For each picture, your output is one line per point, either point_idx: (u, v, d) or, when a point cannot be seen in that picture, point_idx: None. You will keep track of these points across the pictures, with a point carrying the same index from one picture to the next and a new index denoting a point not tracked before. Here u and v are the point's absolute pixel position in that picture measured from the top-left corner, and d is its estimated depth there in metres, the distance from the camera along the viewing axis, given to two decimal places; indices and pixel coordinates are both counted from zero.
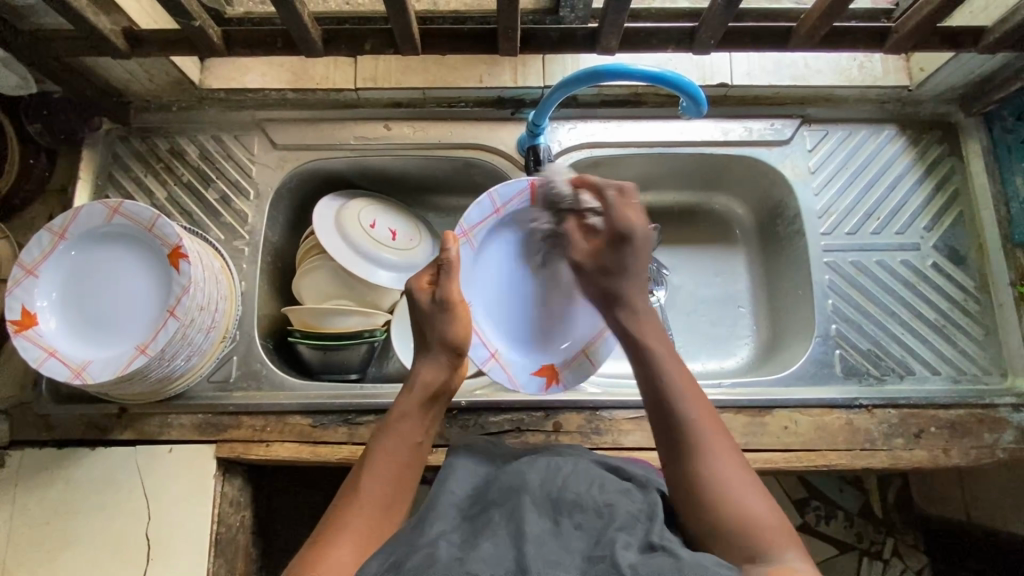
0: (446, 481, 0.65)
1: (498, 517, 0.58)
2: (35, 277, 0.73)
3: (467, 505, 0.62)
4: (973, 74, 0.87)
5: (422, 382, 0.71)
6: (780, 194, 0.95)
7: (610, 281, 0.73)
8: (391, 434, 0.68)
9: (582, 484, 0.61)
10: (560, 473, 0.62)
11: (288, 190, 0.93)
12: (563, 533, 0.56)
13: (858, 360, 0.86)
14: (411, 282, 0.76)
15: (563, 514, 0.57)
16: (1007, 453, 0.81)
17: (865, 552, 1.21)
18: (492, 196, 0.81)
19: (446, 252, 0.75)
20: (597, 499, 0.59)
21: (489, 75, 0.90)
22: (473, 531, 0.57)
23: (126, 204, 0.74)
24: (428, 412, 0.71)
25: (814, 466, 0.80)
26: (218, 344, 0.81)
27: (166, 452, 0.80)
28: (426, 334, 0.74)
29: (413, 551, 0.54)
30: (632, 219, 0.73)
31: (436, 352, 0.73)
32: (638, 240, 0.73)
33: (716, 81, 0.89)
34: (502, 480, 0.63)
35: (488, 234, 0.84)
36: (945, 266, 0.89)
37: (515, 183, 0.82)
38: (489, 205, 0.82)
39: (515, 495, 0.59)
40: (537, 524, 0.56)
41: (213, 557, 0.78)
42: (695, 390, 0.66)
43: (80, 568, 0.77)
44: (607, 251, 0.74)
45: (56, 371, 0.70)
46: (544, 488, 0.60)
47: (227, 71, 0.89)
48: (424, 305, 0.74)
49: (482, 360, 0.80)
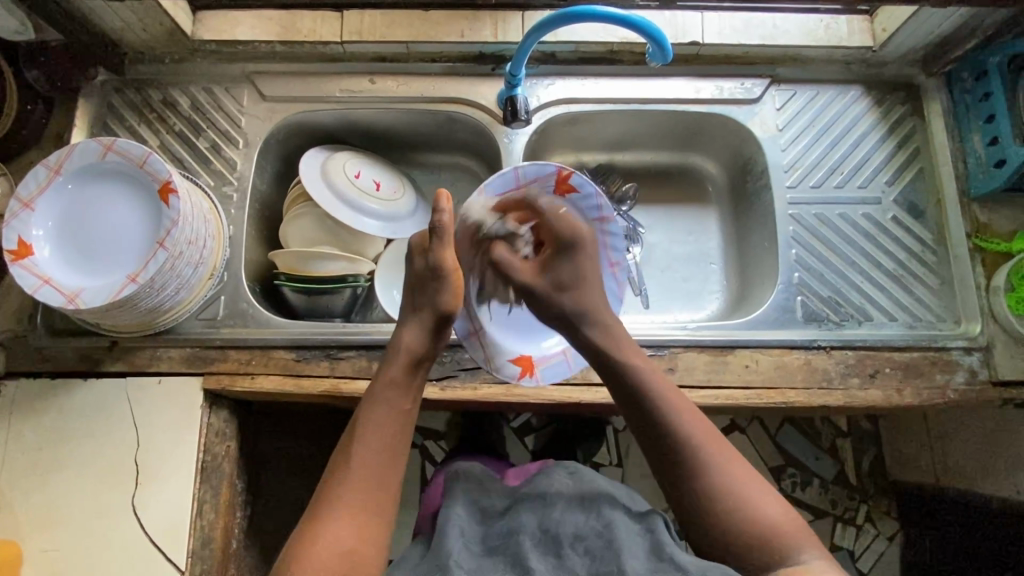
0: (453, 506, 0.73)
1: (506, 556, 0.65)
2: (30, 210, 0.77)
3: (473, 536, 0.69)
4: (933, 34, 0.90)
5: (405, 349, 0.72)
6: (750, 150, 0.99)
7: (572, 295, 0.75)
8: (379, 403, 0.69)
9: (578, 517, 0.68)
10: (552, 509, 0.69)
11: (277, 141, 0.97)
12: (568, 563, 0.63)
13: (819, 305, 0.90)
14: (413, 241, 0.76)
15: (564, 546, 0.65)
16: (957, 393, 0.85)
17: (838, 518, 1.25)
18: (517, 171, 0.76)
19: (439, 215, 0.71)
20: (596, 525, 0.66)
21: (470, 30, 0.93)
22: (485, 568, 0.64)
23: (118, 142, 0.78)
24: (412, 380, 0.71)
25: (774, 403, 0.84)
26: (206, 282, 0.85)
27: (155, 383, 0.84)
28: (418, 295, 0.74)
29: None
30: (574, 224, 0.76)
31: (423, 319, 0.73)
32: (583, 246, 0.76)
33: (687, 39, 0.93)
34: (501, 524, 0.70)
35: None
36: (905, 219, 0.93)
37: (542, 166, 0.76)
38: (510, 178, 0.76)
39: (516, 537, 0.66)
40: (543, 562, 0.63)
41: (199, 484, 0.82)
42: (688, 407, 0.69)
43: (72, 491, 0.81)
44: (558, 263, 0.76)
45: (50, 297, 0.74)
46: (541, 525, 0.67)
47: (218, 24, 0.93)
48: (417, 266, 0.74)
49: (463, 333, 0.82)
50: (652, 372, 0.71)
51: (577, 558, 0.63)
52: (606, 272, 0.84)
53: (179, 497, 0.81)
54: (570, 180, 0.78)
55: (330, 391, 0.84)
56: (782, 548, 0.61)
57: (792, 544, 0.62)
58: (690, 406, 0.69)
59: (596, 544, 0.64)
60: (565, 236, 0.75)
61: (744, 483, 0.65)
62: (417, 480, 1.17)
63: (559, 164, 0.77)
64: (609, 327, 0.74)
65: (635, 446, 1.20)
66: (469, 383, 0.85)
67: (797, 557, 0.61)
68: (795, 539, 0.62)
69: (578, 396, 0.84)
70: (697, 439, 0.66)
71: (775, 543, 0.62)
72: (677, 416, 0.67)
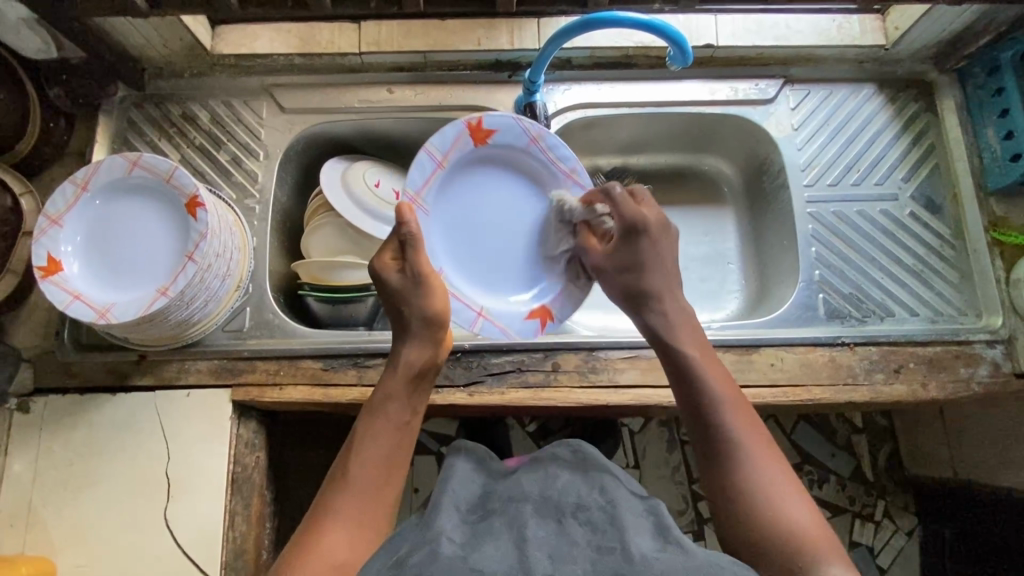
0: (447, 482, 0.68)
1: (503, 522, 0.58)
2: (59, 226, 0.77)
3: (468, 508, 0.64)
4: (944, 32, 0.92)
5: (405, 362, 0.71)
6: (766, 150, 1.00)
7: (629, 276, 0.75)
8: (378, 414, 0.68)
9: (581, 487, 0.62)
10: (555, 480, 0.63)
11: (296, 152, 0.98)
12: (567, 530, 0.57)
13: (841, 302, 0.90)
14: (376, 261, 0.73)
15: (566, 514, 0.59)
16: (981, 386, 0.86)
17: (857, 514, 1.24)
18: (430, 150, 0.80)
19: (406, 226, 0.71)
20: (598, 498, 0.61)
21: (486, 38, 0.94)
22: (476, 534, 0.57)
23: (145, 157, 0.78)
24: (411, 393, 0.70)
25: (800, 400, 0.84)
26: (233, 293, 0.86)
27: (184, 396, 0.84)
28: (401, 309, 0.72)
29: (418, 550, 0.55)
30: (645, 212, 0.76)
31: (417, 331, 0.72)
32: (650, 231, 0.75)
33: (702, 42, 0.94)
34: (501, 491, 0.64)
35: (437, 192, 0.83)
36: (922, 214, 0.94)
37: (449, 131, 0.80)
38: (429, 161, 0.80)
39: (516, 504, 0.60)
40: (541, 528, 0.57)
41: (230, 495, 0.82)
42: (738, 400, 0.67)
43: (105, 506, 0.81)
44: (622, 248, 0.76)
45: (81, 313, 0.74)
46: (542, 495, 0.61)
47: (238, 38, 0.94)
48: (392, 282, 0.72)
49: (470, 322, 0.83)
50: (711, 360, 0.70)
51: (579, 530, 0.57)
52: (565, 185, 0.86)
53: (211, 510, 0.81)
54: (483, 125, 0.82)
55: (358, 399, 0.84)
56: (805, 553, 0.57)
57: (816, 554, 0.57)
58: (743, 404, 0.67)
59: (598, 517, 0.58)
60: (634, 226, 0.75)
61: (775, 483, 0.62)
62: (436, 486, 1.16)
63: (464, 119, 0.81)
64: (673, 312, 0.73)
65: (652, 447, 1.20)
66: (497, 388, 0.85)
67: (820, 567, 0.55)
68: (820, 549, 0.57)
69: (606, 399, 0.85)
70: (735, 426, 0.65)
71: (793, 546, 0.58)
72: (720, 402, 0.66)
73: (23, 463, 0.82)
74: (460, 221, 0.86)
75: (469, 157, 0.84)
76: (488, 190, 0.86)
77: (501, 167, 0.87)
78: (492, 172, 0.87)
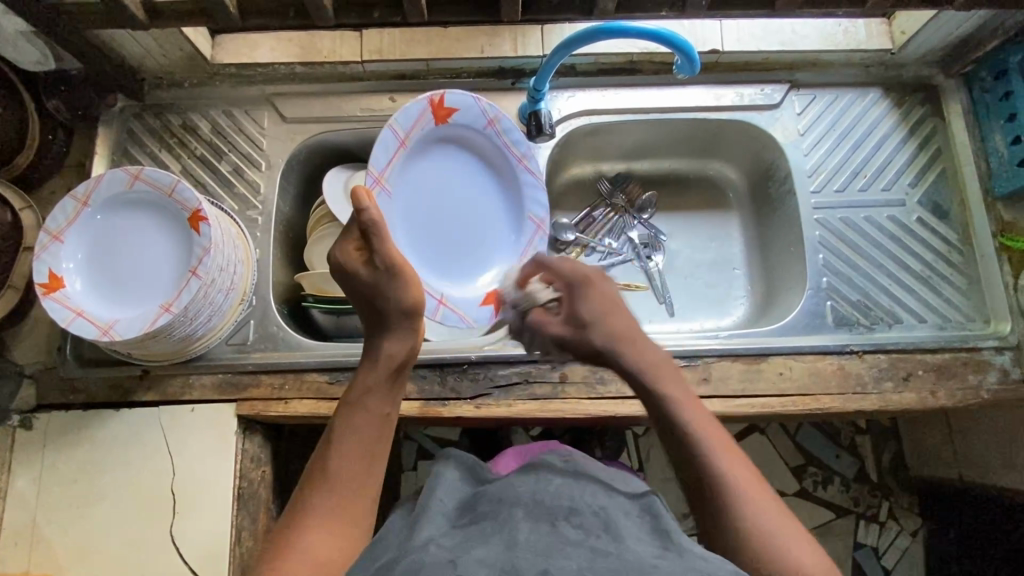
0: (434, 488, 0.64)
1: (492, 524, 0.55)
2: (60, 242, 0.76)
3: (457, 515, 0.60)
4: (952, 36, 0.91)
5: (386, 355, 0.67)
6: (772, 156, 0.99)
7: (596, 329, 0.70)
8: (357, 410, 0.64)
9: (575, 493, 0.59)
10: (549, 483, 0.61)
11: (298, 161, 0.97)
12: (560, 531, 0.54)
13: (848, 310, 0.90)
14: (339, 252, 0.70)
15: (559, 517, 0.55)
16: (990, 394, 0.85)
17: (862, 515, 1.24)
18: (394, 127, 0.83)
19: (365, 211, 0.66)
20: (591, 504, 0.58)
21: (490, 46, 0.93)
22: (465, 539, 0.53)
23: (146, 171, 0.77)
24: (391, 387, 0.66)
25: (809, 409, 0.84)
26: (236, 307, 0.85)
27: (188, 411, 0.83)
28: (375, 304, 0.68)
29: (403, 557, 0.51)
30: (579, 266, 0.74)
31: (394, 324, 0.68)
32: (595, 281, 0.72)
33: (707, 47, 0.93)
34: (491, 493, 0.61)
35: (399, 171, 0.87)
36: (929, 220, 0.94)
37: (412, 108, 0.84)
38: (393, 138, 0.83)
39: (508, 508, 0.57)
40: (532, 530, 0.53)
41: (237, 510, 0.81)
42: (725, 444, 0.62)
43: (110, 523, 0.80)
44: (569, 304, 0.73)
45: (84, 330, 0.73)
46: (535, 497, 0.58)
47: (238, 47, 0.93)
48: (364, 274, 0.69)
49: (431, 312, 0.87)
50: (691, 404, 0.65)
51: (573, 530, 0.54)
52: (518, 168, 0.93)
53: (217, 526, 0.80)
54: (444, 104, 0.86)
55: None
56: None
57: None
58: (731, 447, 0.62)
59: (591, 522, 0.55)
60: (573, 276, 0.73)
61: (781, 529, 0.56)
62: None
63: (426, 96, 0.85)
64: (652, 358, 0.68)
65: (657, 451, 1.19)
66: (504, 400, 0.85)
67: None
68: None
69: (614, 410, 0.84)
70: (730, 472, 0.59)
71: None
72: (714, 449, 0.60)
73: (27, 481, 0.81)
74: (419, 198, 0.89)
75: (432, 138, 0.89)
76: (448, 171, 0.91)
77: (452, 149, 0.91)
78: (450, 154, 0.91)
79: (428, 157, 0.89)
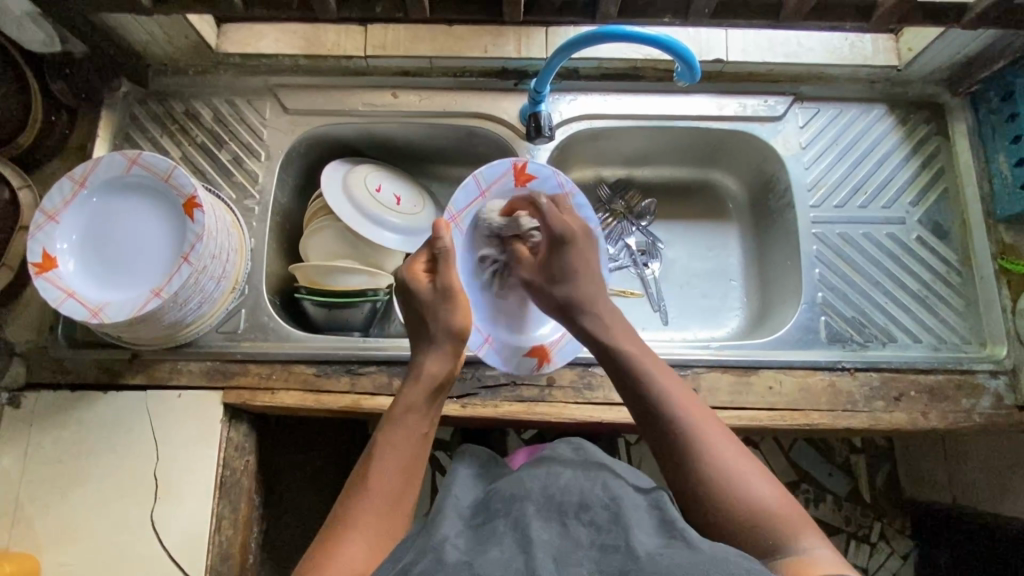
0: (448, 489, 0.62)
1: (504, 524, 0.53)
2: (56, 222, 0.77)
3: (471, 514, 0.58)
4: (959, 55, 0.90)
5: (427, 374, 0.67)
6: (772, 168, 0.98)
7: (562, 287, 0.75)
8: (398, 425, 0.63)
9: (585, 484, 0.57)
10: (559, 478, 0.58)
11: (298, 153, 0.97)
12: (571, 531, 0.52)
13: (842, 326, 0.89)
14: (404, 270, 0.73)
15: (570, 515, 0.54)
16: (983, 417, 0.84)
17: (853, 535, 1.22)
18: (477, 178, 0.81)
19: (439, 241, 0.72)
20: (602, 496, 0.56)
21: (493, 46, 0.93)
22: (479, 539, 0.52)
23: (144, 155, 0.78)
24: (430, 408, 0.66)
25: (797, 424, 0.83)
26: (228, 295, 0.85)
27: (175, 397, 0.84)
28: (426, 322, 0.70)
29: (421, 556, 0.50)
30: (567, 220, 0.78)
31: (439, 341, 0.69)
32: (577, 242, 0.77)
33: (711, 57, 0.92)
34: (503, 488, 0.58)
35: (477, 218, 0.84)
36: (929, 239, 0.93)
37: (498, 164, 0.81)
38: (473, 187, 0.82)
39: (519, 504, 0.55)
40: (543, 529, 0.52)
41: (218, 498, 0.81)
42: (681, 388, 0.64)
43: (91, 505, 0.80)
44: (551, 256, 0.77)
45: (75, 311, 0.74)
46: (544, 493, 0.56)
47: (243, 37, 0.93)
48: (420, 293, 0.71)
49: (476, 346, 0.82)
50: (647, 354, 0.68)
51: (582, 529, 0.53)
52: None
53: (197, 513, 0.80)
54: (527, 168, 0.82)
55: (349, 407, 0.84)
56: (772, 531, 0.54)
57: (781, 528, 0.54)
58: (685, 389, 0.65)
59: (602, 517, 0.54)
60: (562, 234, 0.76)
61: (735, 459, 0.58)
62: (428, 492, 1.15)
63: (514, 157, 0.82)
64: (607, 318, 0.72)
65: (648, 460, 1.18)
66: (490, 401, 0.84)
67: (788, 542, 0.52)
68: (787, 523, 0.54)
69: (600, 416, 0.84)
70: (679, 406, 0.62)
71: (758, 519, 0.54)
72: (667, 395, 0.63)
73: (13, 459, 0.82)
74: None
75: (513, 195, 0.85)
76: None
77: None
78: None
79: None
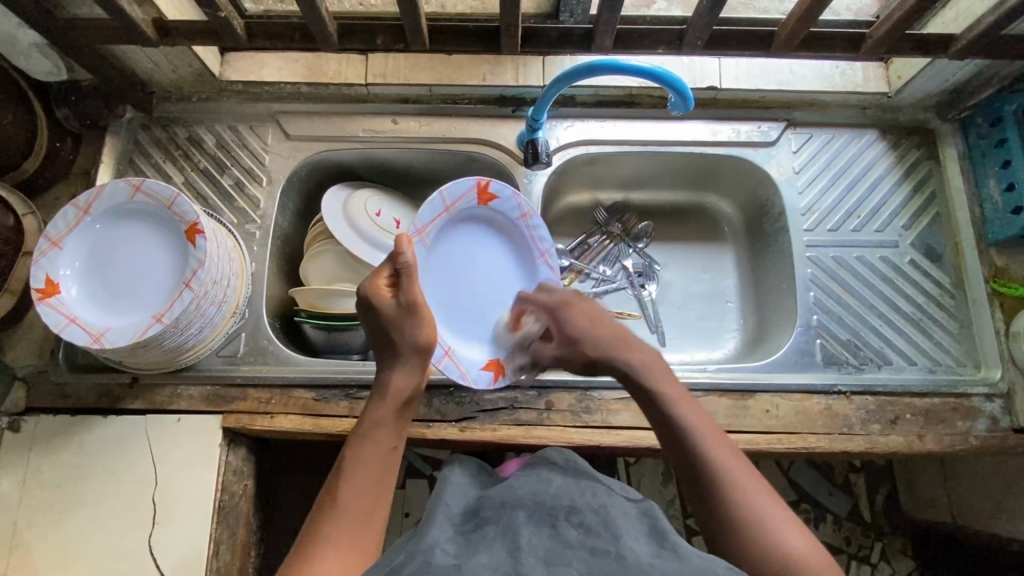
0: (438, 497, 0.62)
1: (496, 530, 0.54)
2: (59, 248, 0.78)
3: (460, 521, 0.58)
4: (947, 83, 0.92)
5: (394, 389, 0.68)
6: (766, 192, 1.00)
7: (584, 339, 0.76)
8: (366, 441, 0.64)
9: (574, 492, 0.58)
10: (550, 485, 0.60)
11: (299, 178, 0.98)
12: (562, 535, 0.52)
13: (837, 348, 0.90)
14: (365, 284, 0.71)
15: (560, 518, 0.54)
16: (979, 440, 0.85)
17: (853, 556, 1.21)
18: (442, 195, 0.83)
19: (401, 255, 0.70)
20: (591, 503, 0.57)
21: (491, 74, 0.95)
22: (470, 543, 0.53)
23: (148, 182, 0.79)
24: (399, 420, 0.67)
25: (794, 448, 0.83)
26: (229, 319, 0.86)
27: (175, 421, 0.84)
28: (390, 337, 0.70)
29: (410, 560, 0.50)
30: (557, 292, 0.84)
31: (405, 356, 0.69)
32: (571, 303, 0.81)
33: (705, 84, 0.94)
34: (494, 496, 0.59)
35: (439, 233, 0.86)
36: (922, 262, 0.94)
37: (463, 181, 0.84)
38: (439, 204, 0.83)
39: (510, 510, 0.56)
40: (534, 535, 0.52)
41: (216, 523, 0.81)
42: (712, 428, 0.64)
43: (88, 530, 0.80)
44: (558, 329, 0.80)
45: (76, 336, 0.74)
46: (535, 498, 0.57)
47: (247, 65, 0.95)
48: (385, 308, 0.69)
49: (437, 358, 0.81)
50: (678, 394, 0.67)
51: (573, 532, 0.53)
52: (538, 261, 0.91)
53: (195, 538, 0.80)
54: (489, 188, 0.86)
55: (348, 431, 0.84)
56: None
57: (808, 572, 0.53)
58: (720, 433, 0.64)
59: (592, 519, 0.54)
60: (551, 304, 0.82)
61: (764, 505, 0.58)
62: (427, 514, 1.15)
63: (476, 178, 0.85)
64: (640, 358, 0.71)
65: (648, 482, 1.18)
66: (489, 425, 0.85)
67: None
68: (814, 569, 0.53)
69: (598, 440, 0.84)
70: (711, 444, 0.62)
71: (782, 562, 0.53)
72: (698, 432, 0.63)
73: (11, 484, 0.82)
74: (449, 262, 0.87)
75: (469, 214, 0.87)
76: (480, 245, 0.89)
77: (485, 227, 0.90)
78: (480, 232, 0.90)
79: (467, 228, 0.88)
